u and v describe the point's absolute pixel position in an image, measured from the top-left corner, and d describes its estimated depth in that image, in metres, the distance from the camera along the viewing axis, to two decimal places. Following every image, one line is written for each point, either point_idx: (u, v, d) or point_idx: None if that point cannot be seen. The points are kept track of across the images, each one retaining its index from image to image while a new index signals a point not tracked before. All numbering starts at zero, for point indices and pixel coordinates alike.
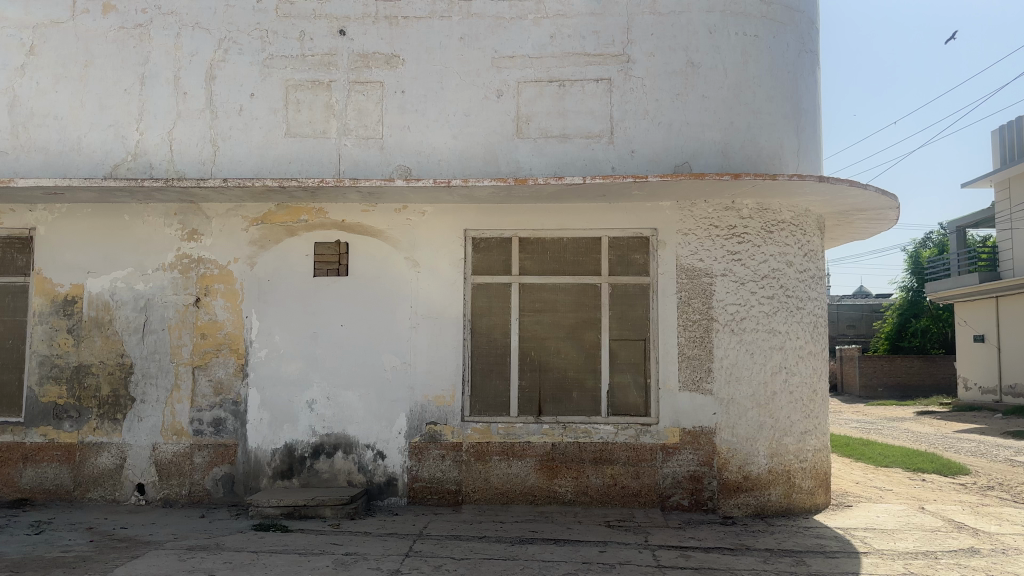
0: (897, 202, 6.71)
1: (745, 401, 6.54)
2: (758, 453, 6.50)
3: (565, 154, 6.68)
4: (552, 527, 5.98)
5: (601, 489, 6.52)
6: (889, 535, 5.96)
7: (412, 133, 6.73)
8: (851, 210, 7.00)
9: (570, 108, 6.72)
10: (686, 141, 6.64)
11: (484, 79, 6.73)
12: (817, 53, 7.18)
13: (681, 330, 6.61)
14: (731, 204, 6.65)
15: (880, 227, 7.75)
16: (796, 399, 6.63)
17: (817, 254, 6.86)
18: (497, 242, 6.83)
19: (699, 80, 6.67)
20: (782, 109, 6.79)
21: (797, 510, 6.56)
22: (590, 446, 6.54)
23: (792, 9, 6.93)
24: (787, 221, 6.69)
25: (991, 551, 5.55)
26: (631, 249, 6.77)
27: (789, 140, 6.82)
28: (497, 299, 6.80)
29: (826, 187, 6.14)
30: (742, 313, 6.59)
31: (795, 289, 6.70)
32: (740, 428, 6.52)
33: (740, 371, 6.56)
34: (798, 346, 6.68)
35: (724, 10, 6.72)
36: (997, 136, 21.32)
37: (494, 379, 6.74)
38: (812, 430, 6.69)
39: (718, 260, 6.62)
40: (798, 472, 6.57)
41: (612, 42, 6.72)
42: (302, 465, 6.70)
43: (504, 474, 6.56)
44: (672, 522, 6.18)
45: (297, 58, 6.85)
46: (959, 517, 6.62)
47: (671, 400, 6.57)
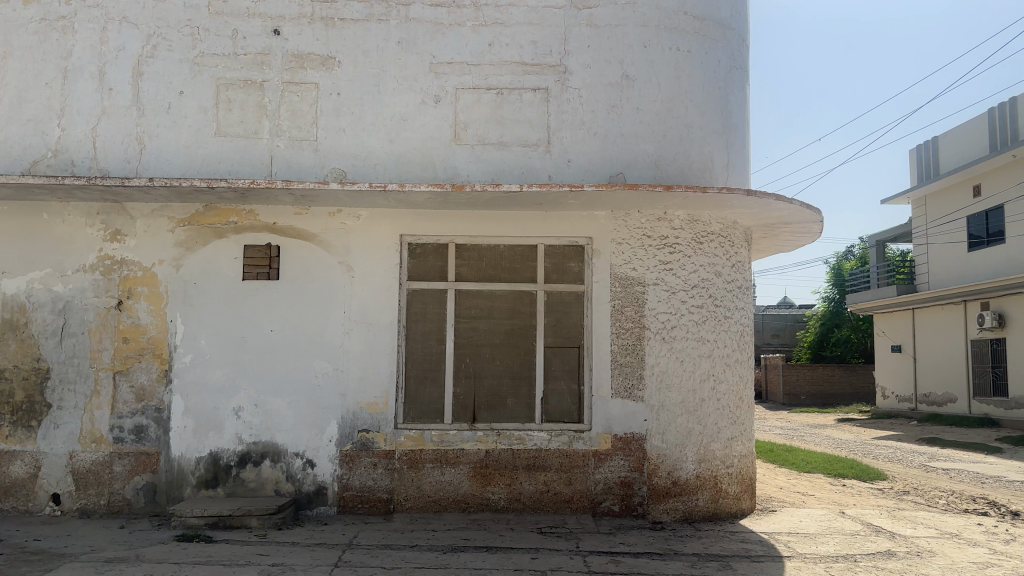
0: (820, 216, 6.94)
1: (675, 408, 6.66)
2: (687, 459, 6.62)
3: (502, 162, 6.69)
4: (484, 535, 5.97)
5: (533, 495, 6.54)
6: (811, 539, 6.15)
7: (347, 135, 6.65)
8: (777, 223, 7.21)
9: (507, 116, 6.73)
10: (620, 153, 6.74)
11: (423, 84, 6.69)
12: (746, 70, 7.38)
13: (615, 338, 6.69)
14: (664, 215, 6.78)
15: (804, 241, 8.02)
16: (723, 406, 6.79)
17: (744, 265, 7.06)
18: (433, 248, 6.79)
19: (635, 93, 6.78)
20: (713, 124, 6.97)
21: (723, 515, 6.71)
22: (523, 452, 6.56)
23: (724, 26, 7.12)
24: (716, 233, 6.87)
25: (907, 553, 5.78)
26: (566, 257, 6.82)
27: (719, 154, 7.00)
28: (432, 306, 6.75)
29: (754, 201, 6.32)
30: (673, 321, 6.71)
31: (723, 299, 6.86)
32: (670, 435, 6.63)
33: (670, 379, 6.68)
34: (725, 354, 6.84)
35: (658, 25, 6.85)
36: (914, 154, 22.13)
37: (429, 387, 6.68)
38: (738, 436, 6.86)
39: (651, 269, 6.73)
40: (725, 477, 6.72)
41: (549, 52, 6.77)
42: (228, 475, 6.54)
43: (437, 481, 6.52)
44: (603, 527, 6.24)
45: (229, 56, 6.70)
46: (877, 521, 6.87)
47: (603, 406, 6.64)
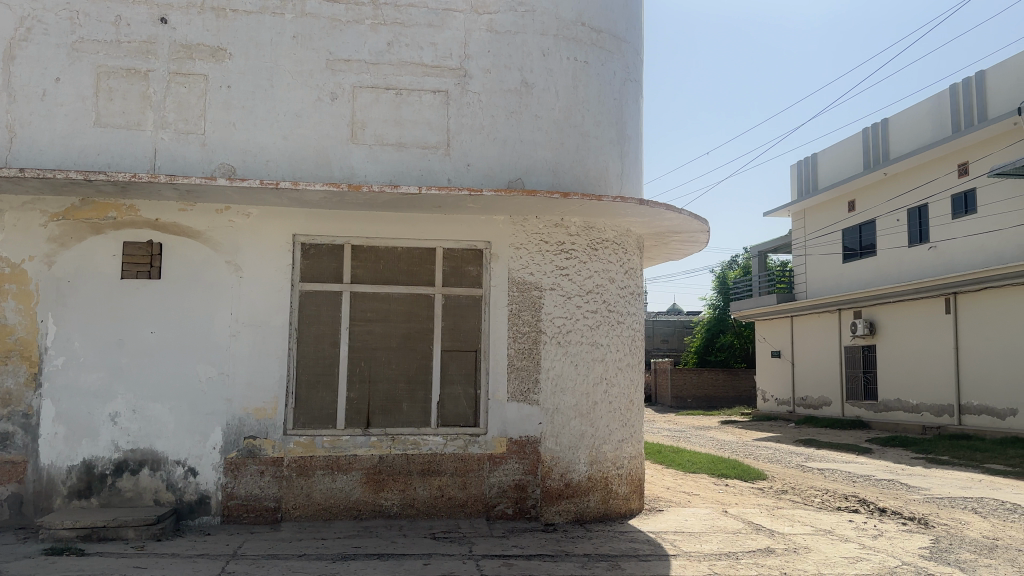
0: (707, 226, 7.21)
1: (569, 411, 6.76)
2: (579, 461, 6.74)
3: (400, 163, 6.61)
4: (376, 542, 5.89)
5: (427, 501, 6.50)
6: (696, 538, 6.37)
7: (238, 130, 6.43)
8: (667, 232, 7.45)
9: (406, 117, 6.67)
10: (518, 159, 6.79)
11: (318, 81, 6.55)
12: (640, 82, 7.61)
13: (511, 342, 6.72)
14: (561, 221, 6.88)
15: (692, 249, 8.31)
16: (615, 408, 6.94)
17: (636, 272, 7.25)
18: (327, 249, 6.63)
19: (533, 100, 6.86)
20: (608, 134, 7.16)
21: (613, 515, 6.86)
22: (417, 457, 6.50)
23: (619, 39, 7.31)
24: (611, 240, 7.03)
25: (784, 550, 6.07)
26: (464, 261, 6.80)
27: (613, 164, 7.19)
28: (326, 308, 6.59)
29: (646, 210, 6.51)
30: (568, 326, 6.82)
31: (616, 305, 7.03)
32: (564, 438, 6.73)
33: (565, 383, 6.78)
34: (617, 359, 7.01)
35: (557, 34, 6.96)
36: (795, 169, 23.29)
37: (321, 391, 6.51)
38: (628, 438, 7.03)
39: (547, 275, 6.81)
40: (615, 479, 6.88)
41: (449, 54, 6.75)
42: (102, 484, 6.21)
43: (327, 488, 6.39)
44: (496, 531, 6.26)
45: (111, 44, 6.36)
46: (757, 519, 7.19)
47: (499, 410, 6.66)
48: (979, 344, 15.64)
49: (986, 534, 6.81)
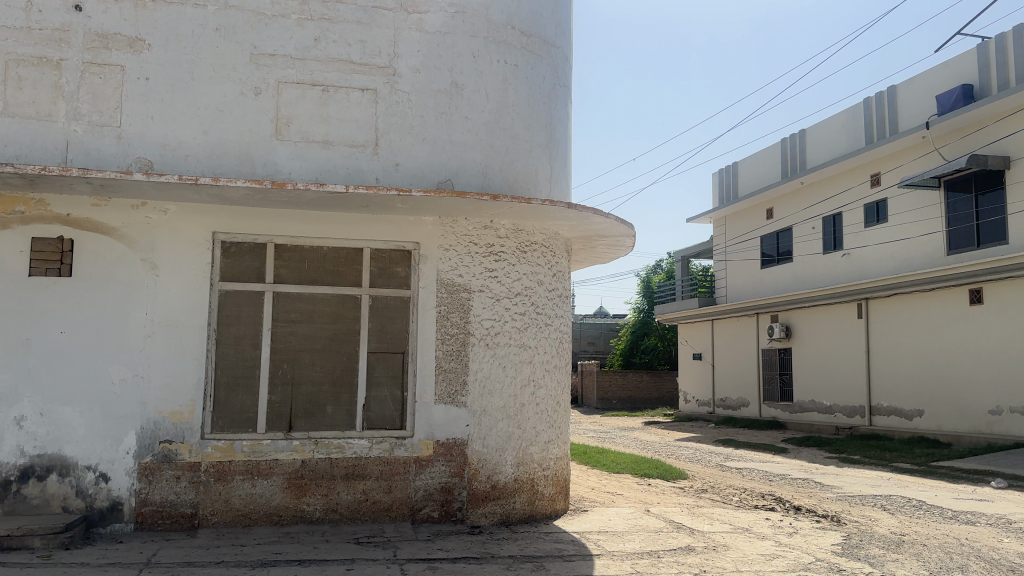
0: (633, 231, 7.34)
1: (496, 413, 6.77)
2: (506, 462, 6.75)
3: (327, 161, 6.50)
4: (297, 547, 5.77)
5: (350, 505, 6.40)
6: (619, 537, 6.46)
7: (157, 123, 6.21)
8: (595, 236, 7.55)
9: (333, 114, 6.55)
10: (448, 160, 6.77)
11: (242, 75, 6.38)
12: (569, 88, 7.71)
13: (439, 344, 6.69)
14: (490, 223, 6.88)
15: (618, 253, 8.44)
16: (542, 410, 6.99)
17: (564, 274, 7.32)
18: (249, 247, 6.47)
19: (463, 101, 6.85)
20: (537, 137, 7.23)
21: (538, 516, 6.91)
22: (341, 461, 6.40)
23: (549, 44, 7.39)
24: (539, 243, 7.08)
25: (703, 548, 6.21)
26: (392, 261, 6.73)
27: (542, 167, 7.26)
28: (248, 308, 6.42)
29: (574, 213, 6.57)
30: (496, 328, 6.83)
31: (544, 307, 7.09)
32: (490, 440, 6.73)
33: (492, 385, 6.78)
34: (545, 360, 7.06)
35: (487, 36, 6.97)
36: (717, 177, 23.90)
37: (241, 395, 6.34)
38: (554, 440, 7.09)
39: (476, 277, 6.81)
40: (541, 480, 6.93)
41: (377, 53, 6.67)
42: (6, 491, 5.94)
43: (247, 494, 6.23)
44: (421, 534, 6.22)
45: (21, 30, 6.07)
46: (678, 518, 7.34)
47: (426, 412, 6.62)
48: (889, 348, 16.40)
49: (893, 531, 7.12)
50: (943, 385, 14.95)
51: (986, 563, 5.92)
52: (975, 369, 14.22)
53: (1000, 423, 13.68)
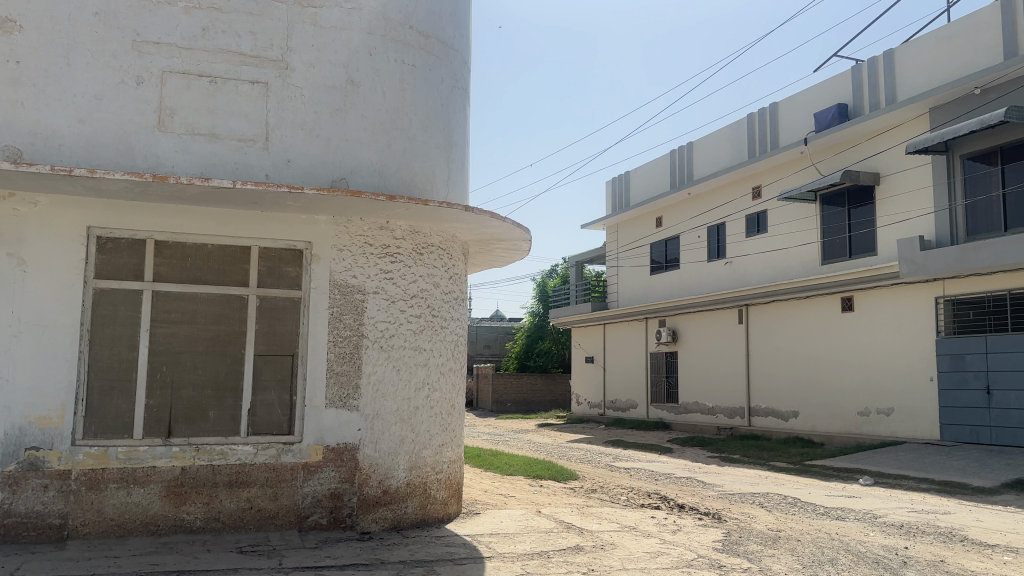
0: (529, 235, 7.42)
1: (389, 417, 6.66)
2: (398, 467, 6.66)
3: (213, 155, 6.22)
4: (176, 558, 5.49)
5: (234, 514, 6.15)
6: (509, 539, 6.49)
7: (28, 109, 5.81)
8: (491, 240, 7.59)
9: (221, 106, 6.28)
10: (342, 158, 6.63)
11: (122, 62, 6.04)
12: (466, 91, 7.74)
13: (331, 346, 6.51)
14: (385, 224, 6.77)
15: (514, 257, 8.51)
16: (435, 413, 6.95)
17: (460, 278, 7.32)
18: (128, 243, 6.12)
19: (359, 99, 6.72)
20: (435, 139, 7.21)
21: (430, 520, 6.86)
22: (224, 468, 6.14)
23: (446, 46, 7.39)
24: (435, 245, 7.04)
25: (592, 547, 6.33)
26: (282, 261, 6.51)
27: (439, 170, 7.23)
28: (125, 308, 6.08)
29: (471, 216, 6.57)
30: (391, 330, 6.72)
31: (440, 309, 7.05)
32: (382, 444, 6.61)
33: (386, 388, 6.66)
34: (439, 363, 7.03)
35: (384, 35, 6.89)
36: (609, 185, 24.45)
37: (116, 399, 5.99)
38: (447, 443, 7.07)
39: (371, 278, 6.67)
40: (433, 484, 6.89)
41: (269, 46, 6.45)
42: None
43: (122, 503, 5.89)
44: (308, 542, 6.05)
45: None
46: (568, 518, 7.45)
47: (316, 417, 6.42)
48: (767, 353, 17.23)
49: (770, 526, 7.47)
50: (816, 387, 15.83)
51: (853, 555, 6.30)
52: (846, 372, 15.13)
53: (867, 422, 14.60)
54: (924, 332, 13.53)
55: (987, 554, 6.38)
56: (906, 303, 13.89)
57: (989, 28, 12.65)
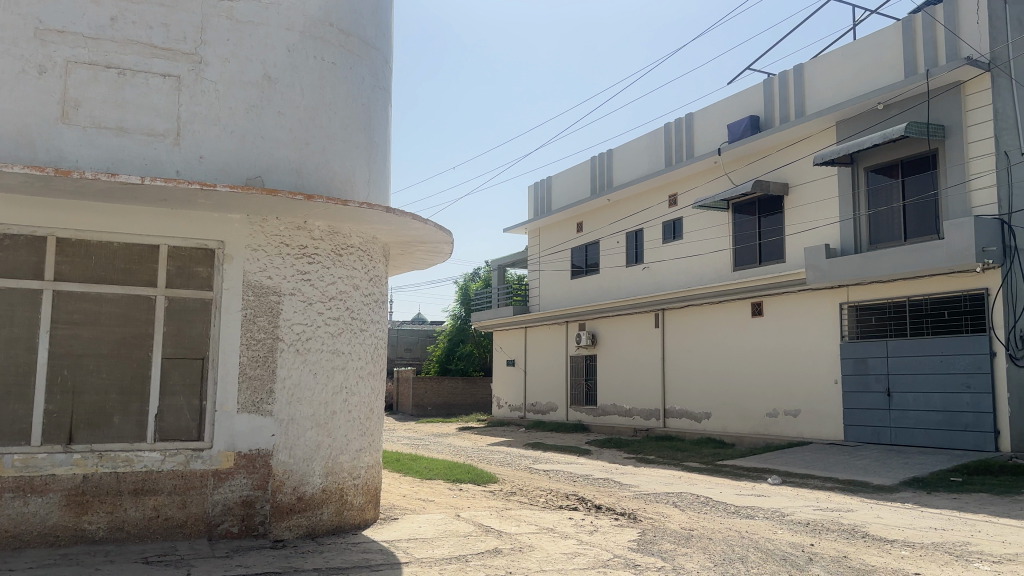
0: (451, 238, 7.39)
1: (305, 422, 6.51)
2: (313, 473, 6.52)
3: (121, 149, 5.96)
4: (75, 571, 5.22)
5: (140, 523, 5.90)
6: (427, 544, 6.43)
7: None
8: (413, 242, 7.53)
9: (130, 99, 6.02)
10: (258, 155, 6.45)
11: (23, 50, 5.74)
12: (387, 91, 7.66)
13: (244, 349, 6.31)
14: (303, 224, 6.62)
15: (435, 260, 8.46)
16: (352, 418, 6.83)
17: (380, 279, 7.23)
18: (26, 240, 5.80)
19: (276, 95, 6.56)
20: (355, 138, 7.10)
21: (346, 527, 6.74)
22: (130, 476, 5.89)
23: (368, 45, 7.29)
24: (355, 246, 6.93)
25: (510, 549, 6.34)
26: (193, 261, 6.29)
27: (359, 170, 7.13)
28: (22, 308, 5.76)
29: (392, 217, 6.49)
30: (308, 333, 6.57)
31: (358, 312, 6.94)
32: (297, 450, 6.46)
33: (302, 392, 6.50)
34: (358, 367, 6.91)
35: (303, 31, 6.75)
36: (531, 189, 24.61)
37: (12, 404, 5.66)
38: (365, 448, 6.96)
39: (287, 279, 6.51)
40: (350, 489, 6.77)
41: (182, 38, 6.22)
42: None
43: (17, 514, 5.57)
44: (218, 551, 5.85)
45: None
46: (487, 521, 7.44)
47: (228, 422, 6.22)
48: (682, 356, 17.65)
49: (684, 526, 7.64)
50: (728, 390, 16.30)
51: (763, 552, 6.51)
52: (756, 375, 15.64)
53: (776, 423, 15.13)
54: (829, 337, 14.12)
55: (887, 549, 6.69)
56: (813, 308, 14.47)
57: (892, 47, 13.31)
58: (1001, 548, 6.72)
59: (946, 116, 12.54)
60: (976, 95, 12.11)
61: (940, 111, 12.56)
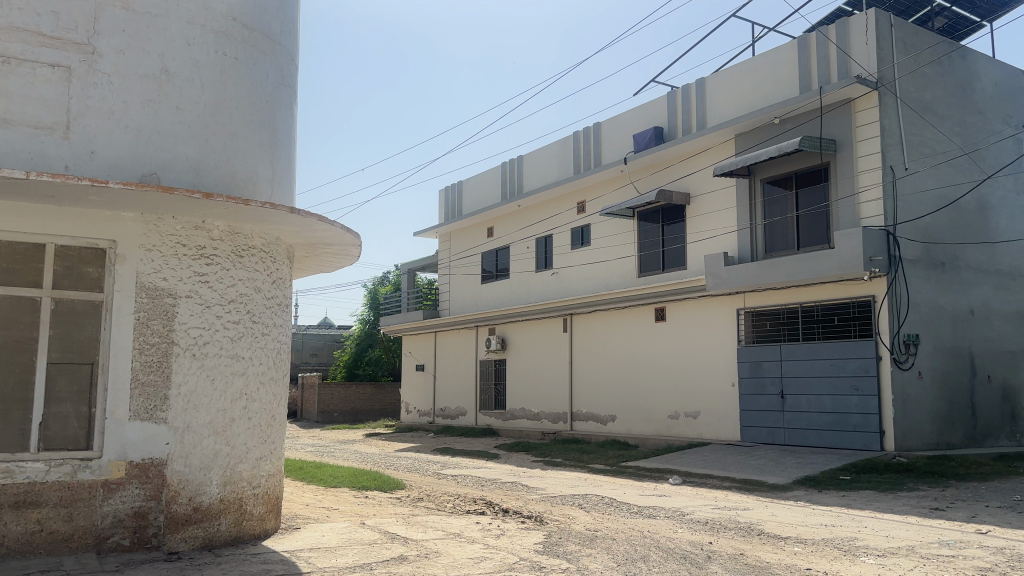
0: (358, 240, 7.29)
1: (202, 429, 6.28)
2: (210, 482, 6.30)
3: (3, 142, 5.61)
4: None
5: (20, 538, 5.55)
6: (330, 553, 6.30)
7: None
8: (318, 243, 7.39)
9: (14, 90, 5.68)
10: (154, 151, 6.20)
11: None
12: (293, 89, 7.50)
13: (137, 354, 6.04)
14: (201, 224, 6.40)
15: (342, 263, 8.33)
16: (253, 425, 6.63)
17: (283, 282, 7.07)
18: None
19: (174, 89, 6.32)
20: (259, 137, 6.91)
21: (245, 537, 6.54)
22: (10, 488, 5.54)
23: (272, 41, 7.12)
24: (257, 248, 6.75)
25: (416, 556, 6.28)
26: (82, 260, 5.98)
27: (262, 168, 6.95)
28: None
29: (295, 218, 6.35)
30: (205, 337, 6.34)
31: (260, 315, 6.75)
32: (194, 458, 6.22)
33: (198, 399, 6.27)
34: (259, 372, 6.72)
35: (204, 24, 6.53)
36: (443, 194, 24.52)
37: None
38: (266, 456, 6.78)
39: (184, 281, 6.27)
40: (250, 499, 6.58)
41: (73, 27, 5.93)
42: None
43: None
44: (107, 566, 5.57)
45: None
46: (393, 528, 7.36)
47: (118, 431, 5.94)
48: (589, 360, 17.96)
49: (588, 527, 7.77)
50: (632, 393, 16.67)
51: (664, 551, 6.69)
52: (659, 379, 16.06)
53: (677, 425, 15.57)
54: (727, 341, 14.64)
55: (780, 545, 6.98)
56: (713, 314, 14.97)
57: (788, 64, 13.95)
58: (885, 542, 7.13)
59: (837, 131, 13.22)
60: (864, 112, 12.83)
61: (832, 127, 13.24)
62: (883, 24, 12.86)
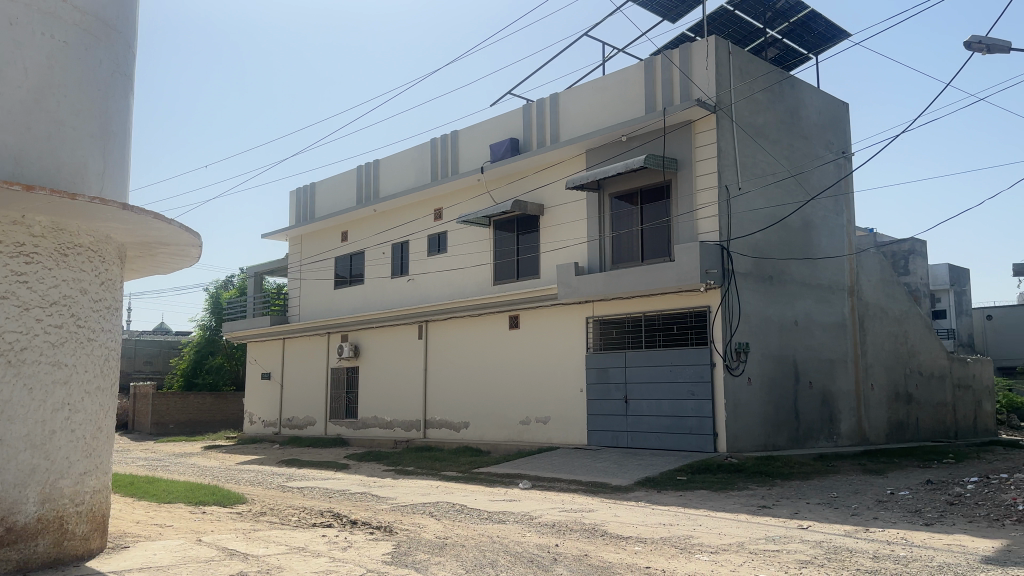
0: (198, 240, 6.97)
1: (17, 442, 5.73)
2: (27, 500, 5.78)
3: None
4: None
5: None
6: (163, 572, 5.94)
7: None
8: (154, 243, 6.99)
9: None
10: None
11: None
12: (130, 78, 7.06)
13: None
14: (21, 219, 5.88)
15: (180, 264, 7.90)
16: (76, 437, 6.16)
17: (113, 284, 6.64)
18: None
19: None
20: (90, 127, 6.45)
21: (66, 558, 6.06)
22: None
23: (108, 26, 6.68)
24: (84, 246, 6.30)
25: (257, 572, 6.04)
26: None
27: (93, 161, 6.48)
28: None
29: (129, 214, 6.01)
30: (23, 342, 5.81)
31: (86, 319, 6.30)
32: (7, 474, 5.67)
33: (14, 409, 5.72)
34: (84, 381, 6.26)
35: (29, 3, 6.03)
36: (295, 195, 23.75)
37: None
38: (91, 471, 6.32)
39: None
40: (72, 517, 6.11)
41: None
42: None
43: None
44: None
45: None
46: (232, 544, 7.03)
47: None
48: (443, 367, 17.98)
49: (438, 535, 7.77)
50: (485, 400, 16.85)
51: (512, 556, 6.80)
52: (511, 385, 16.33)
53: (528, 431, 15.89)
54: (577, 348, 15.11)
55: (622, 545, 7.28)
56: (563, 322, 15.41)
57: (636, 84, 14.64)
58: (718, 539, 7.60)
59: (679, 150, 14.01)
60: (703, 134, 13.67)
61: (675, 146, 14.01)
62: (721, 51, 13.77)
